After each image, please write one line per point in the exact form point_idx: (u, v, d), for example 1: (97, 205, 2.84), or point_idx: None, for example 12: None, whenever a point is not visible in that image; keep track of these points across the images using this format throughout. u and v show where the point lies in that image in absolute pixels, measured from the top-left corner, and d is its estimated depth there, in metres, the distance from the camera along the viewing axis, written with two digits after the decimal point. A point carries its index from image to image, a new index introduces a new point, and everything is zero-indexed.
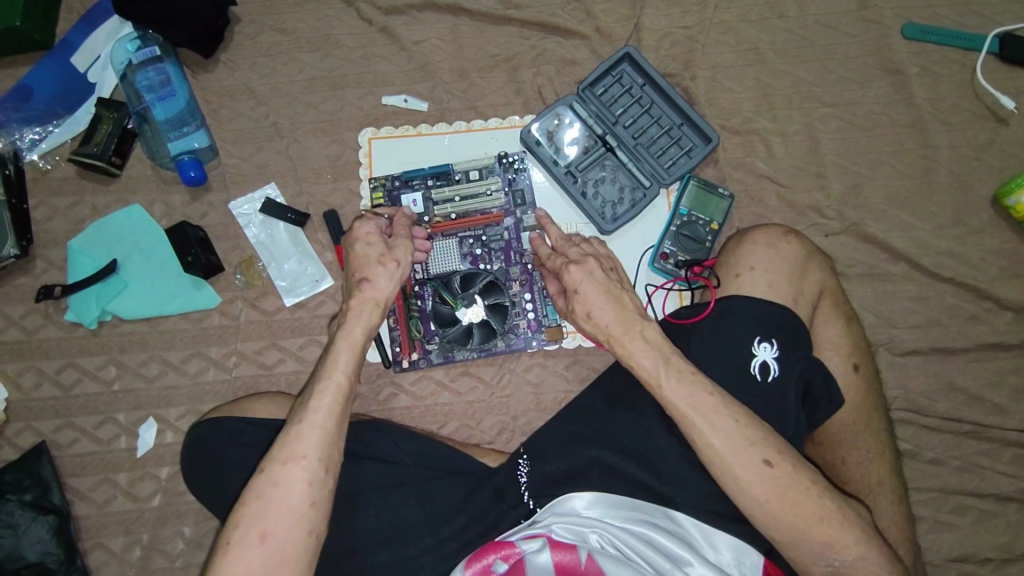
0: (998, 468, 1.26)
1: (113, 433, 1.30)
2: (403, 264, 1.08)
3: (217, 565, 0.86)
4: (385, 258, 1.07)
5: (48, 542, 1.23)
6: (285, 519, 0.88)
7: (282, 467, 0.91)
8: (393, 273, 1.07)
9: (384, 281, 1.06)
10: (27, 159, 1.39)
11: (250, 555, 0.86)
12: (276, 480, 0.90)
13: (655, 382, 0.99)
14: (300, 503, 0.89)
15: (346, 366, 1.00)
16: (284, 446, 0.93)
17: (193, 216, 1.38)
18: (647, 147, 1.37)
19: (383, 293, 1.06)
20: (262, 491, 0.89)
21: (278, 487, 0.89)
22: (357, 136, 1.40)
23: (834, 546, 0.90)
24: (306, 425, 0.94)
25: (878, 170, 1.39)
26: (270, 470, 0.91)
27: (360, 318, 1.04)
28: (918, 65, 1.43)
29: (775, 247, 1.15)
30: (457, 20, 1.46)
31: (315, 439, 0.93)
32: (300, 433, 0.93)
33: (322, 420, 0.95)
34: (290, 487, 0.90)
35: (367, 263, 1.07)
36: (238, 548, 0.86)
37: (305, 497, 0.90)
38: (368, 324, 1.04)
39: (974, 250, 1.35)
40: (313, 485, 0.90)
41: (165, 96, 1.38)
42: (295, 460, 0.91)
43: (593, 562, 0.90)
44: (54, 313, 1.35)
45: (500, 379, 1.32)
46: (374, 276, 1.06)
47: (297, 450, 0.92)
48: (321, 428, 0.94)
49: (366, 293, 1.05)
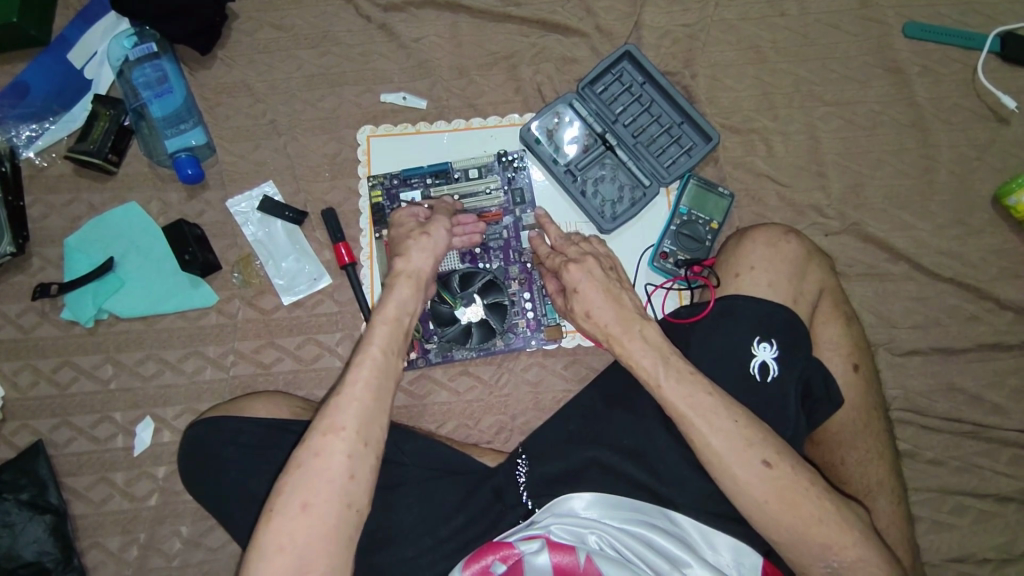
0: (997, 468, 1.25)
1: (109, 432, 1.30)
2: (436, 239, 1.10)
3: (260, 534, 0.85)
4: (417, 233, 1.09)
5: (45, 541, 1.22)
6: (325, 490, 0.87)
7: (322, 439, 0.90)
8: (423, 247, 1.08)
9: (416, 255, 1.07)
10: (23, 157, 1.39)
11: (292, 525, 0.85)
12: (317, 451, 0.89)
13: (654, 382, 0.99)
14: (339, 475, 0.88)
15: (384, 339, 0.98)
16: (324, 418, 0.92)
17: (190, 214, 1.37)
18: (647, 146, 1.36)
19: (416, 267, 1.06)
20: (303, 461, 0.89)
21: (318, 459, 0.89)
22: (356, 134, 1.39)
23: (833, 547, 0.90)
24: (346, 396, 0.93)
25: (878, 169, 1.39)
26: (310, 441, 0.90)
27: (395, 292, 1.03)
28: (919, 64, 1.42)
29: (776, 246, 1.14)
30: (456, 17, 1.45)
31: (354, 411, 0.92)
32: (339, 405, 0.92)
33: (361, 392, 0.93)
34: (329, 458, 0.89)
35: (399, 240, 1.09)
36: (280, 516, 0.86)
37: (344, 470, 0.89)
38: (405, 298, 1.03)
39: (974, 250, 1.35)
40: (352, 457, 0.90)
41: (162, 93, 1.37)
42: (334, 432, 0.90)
43: (592, 564, 0.90)
44: (50, 311, 1.34)
45: (499, 378, 1.32)
46: (407, 250, 1.07)
47: (336, 422, 0.91)
48: (360, 401, 0.93)
49: (399, 267, 1.06)
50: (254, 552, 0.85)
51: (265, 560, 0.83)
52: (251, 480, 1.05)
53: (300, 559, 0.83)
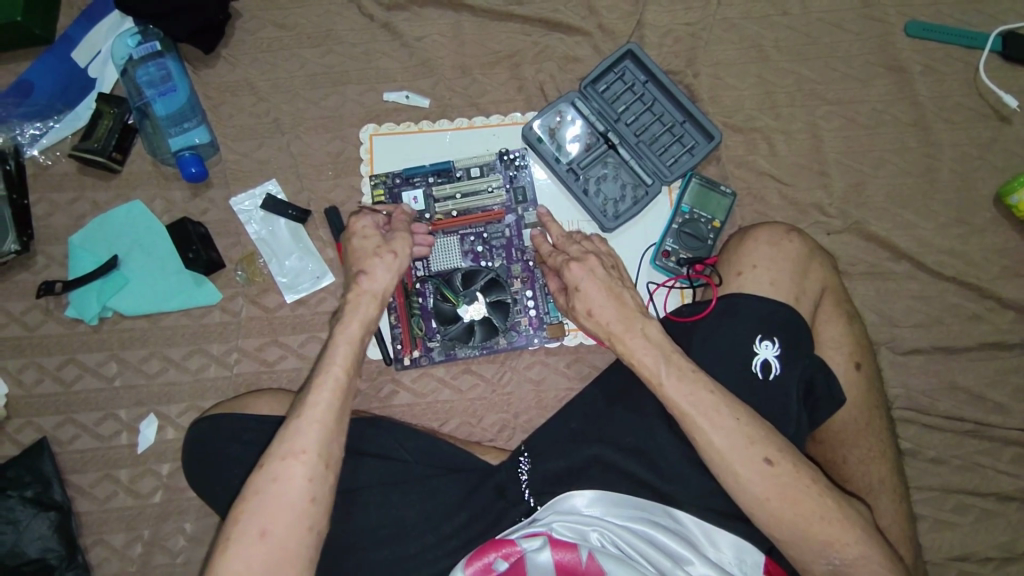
0: (998, 466, 1.26)
1: (114, 429, 1.30)
2: (403, 258, 1.08)
3: (218, 561, 0.86)
4: (383, 250, 1.07)
5: (49, 538, 1.23)
6: (285, 514, 0.88)
7: (281, 463, 0.91)
8: (392, 266, 1.07)
9: (381, 274, 1.06)
10: (27, 155, 1.39)
11: (251, 551, 0.86)
12: (276, 475, 0.90)
13: (656, 380, 0.99)
14: (299, 499, 0.89)
15: (344, 360, 0.99)
16: (283, 442, 0.92)
17: (194, 212, 1.38)
18: (649, 144, 1.36)
19: (381, 287, 1.06)
20: (262, 486, 0.89)
21: (277, 483, 0.89)
22: (359, 133, 1.40)
23: (834, 545, 0.90)
24: (305, 420, 0.94)
25: (881, 168, 1.39)
26: (268, 466, 0.91)
27: (358, 311, 1.03)
28: (922, 63, 1.42)
29: (778, 245, 1.15)
30: (459, 16, 1.45)
31: (313, 434, 0.93)
32: (298, 429, 0.93)
33: (320, 415, 0.94)
34: (289, 482, 0.89)
35: (363, 255, 1.07)
36: (239, 543, 0.86)
37: (304, 492, 0.90)
38: (364, 317, 1.03)
39: (976, 249, 1.35)
40: (312, 480, 0.90)
41: (166, 92, 1.37)
42: (294, 456, 0.91)
43: (594, 561, 0.90)
44: (55, 309, 1.35)
45: (501, 376, 1.32)
46: (371, 268, 1.06)
47: (296, 446, 0.92)
48: (319, 424, 0.94)
49: (363, 286, 1.05)
50: None
51: None
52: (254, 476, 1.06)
53: None
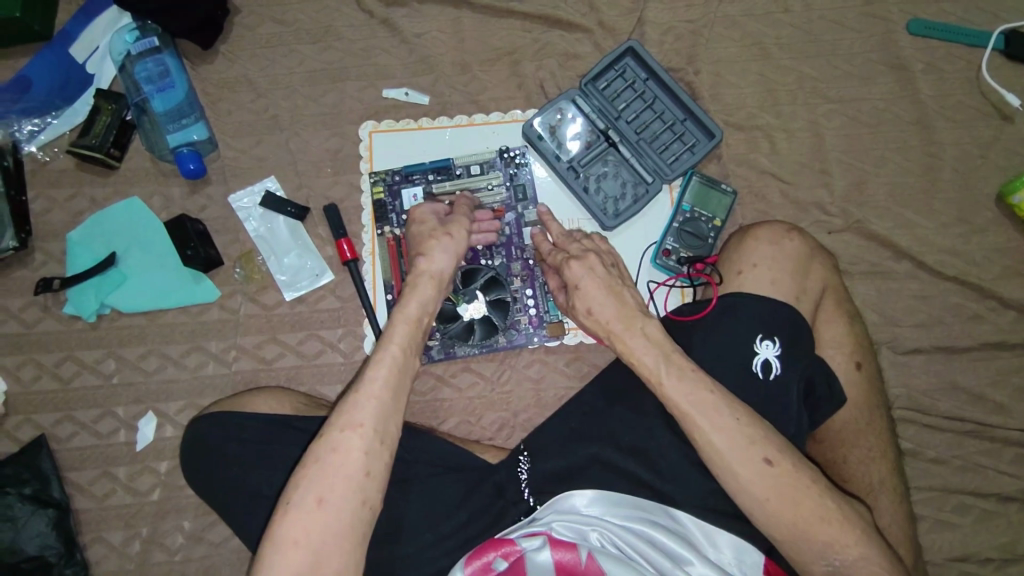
0: (998, 467, 1.26)
1: (112, 427, 1.30)
2: (459, 242, 1.11)
3: (274, 527, 0.86)
4: (440, 233, 1.10)
5: (48, 535, 1.23)
6: (341, 485, 0.88)
7: (340, 435, 0.90)
8: (448, 249, 1.09)
9: (438, 255, 1.08)
10: (25, 151, 1.38)
11: (307, 519, 0.85)
12: (335, 447, 0.90)
13: (656, 379, 0.99)
14: (356, 472, 0.89)
15: (403, 338, 0.99)
16: (342, 415, 0.92)
17: (192, 209, 1.37)
18: (650, 142, 1.36)
19: (439, 268, 1.07)
20: (321, 456, 0.89)
21: (336, 454, 0.89)
22: (358, 130, 1.39)
23: (834, 546, 0.90)
24: (364, 393, 0.94)
25: (883, 167, 1.38)
26: (328, 437, 0.91)
27: (417, 292, 1.04)
28: (924, 61, 1.42)
29: (779, 244, 1.14)
30: (458, 12, 1.44)
31: (372, 408, 0.93)
32: (358, 402, 0.93)
33: (380, 390, 0.94)
34: (347, 454, 0.89)
35: (421, 238, 1.10)
36: (296, 510, 0.86)
37: (360, 466, 0.89)
38: (424, 298, 1.05)
39: (978, 249, 1.35)
40: (369, 454, 0.90)
41: (164, 88, 1.36)
42: (353, 428, 0.91)
43: (594, 561, 0.90)
44: (53, 306, 1.34)
45: (501, 375, 1.32)
46: (429, 250, 1.08)
47: (355, 419, 0.91)
48: (378, 399, 0.93)
49: (422, 267, 1.07)
50: (268, 546, 0.85)
51: (281, 554, 0.83)
52: (253, 475, 1.05)
53: (315, 554, 0.84)
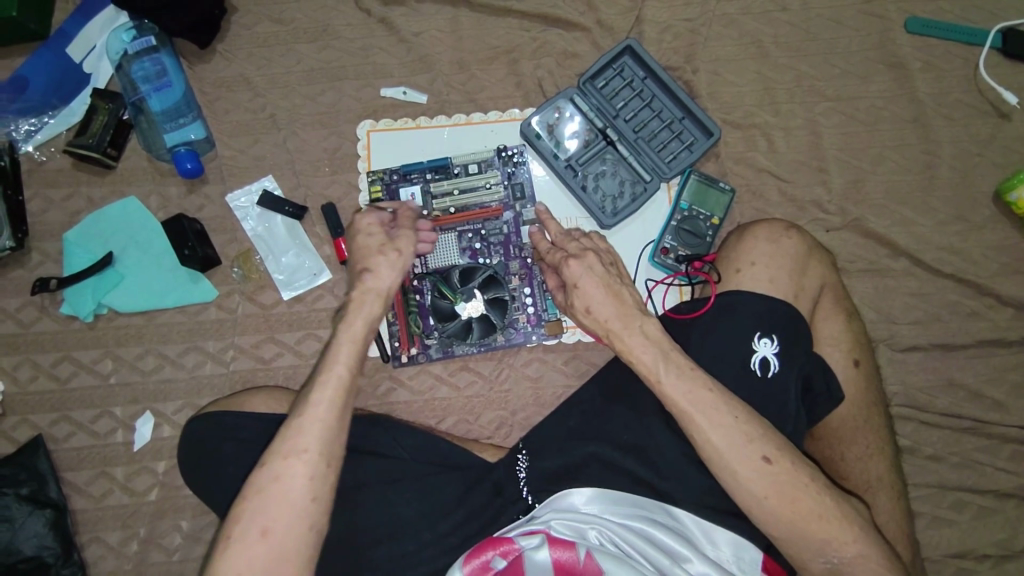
0: (996, 464, 1.26)
1: (110, 427, 1.30)
2: (407, 256, 1.09)
3: (218, 559, 0.85)
4: (387, 251, 1.08)
5: (44, 536, 1.22)
6: (285, 513, 0.87)
7: (283, 462, 0.90)
8: (395, 265, 1.08)
9: (384, 271, 1.07)
10: (22, 151, 1.38)
11: (250, 550, 0.85)
12: (278, 474, 0.89)
13: (654, 377, 0.99)
14: (300, 498, 0.89)
15: (348, 359, 0.99)
16: (284, 441, 0.92)
17: (190, 208, 1.37)
18: (648, 141, 1.36)
19: (385, 286, 1.06)
20: (264, 485, 0.89)
21: (279, 482, 0.89)
22: (356, 128, 1.39)
23: (832, 544, 0.90)
24: (307, 418, 0.93)
25: (880, 165, 1.38)
26: (270, 465, 0.90)
27: (362, 310, 1.04)
28: (921, 59, 1.42)
29: (777, 242, 1.14)
30: (457, 11, 1.44)
31: (315, 432, 0.92)
32: (301, 427, 0.93)
33: (323, 413, 0.94)
34: (290, 481, 0.89)
35: (368, 253, 1.08)
36: (240, 541, 0.86)
37: (305, 492, 0.89)
38: (369, 315, 1.04)
39: (975, 246, 1.35)
40: (314, 479, 0.90)
41: (162, 87, 1.36)
42: (296, 455, 0.91)
43: (592, 559, 0.90)
44: (49, 306, 1.34)
45: (499, 374, 1.32)
46: (375, 268, 1.07)
47: (299, 445, 0.91)
48: (322, 423, 0.93)
49: (369, 284, 1.05)
50: None
51: None
52: (251, 475, 1.05)
53: None
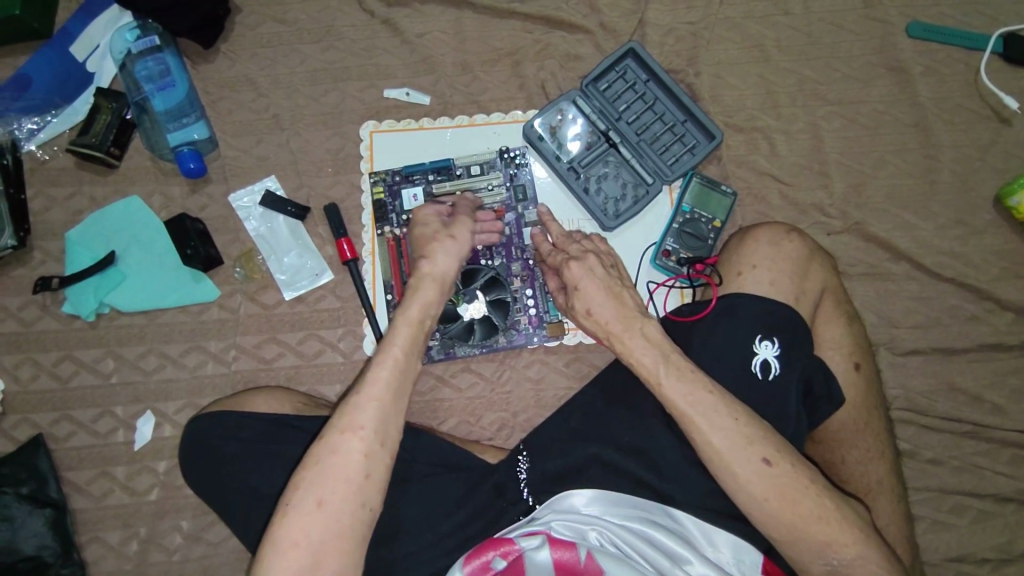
0: (995, 468, 1.26)
1: (111, 426, 1.30)
2: (461, 242, 1.10)
3: (274, 528, 0.86)
4: (443, 236, 1.10)
5: (44, 535, 1.22)
6: (341, 488, 0.88)
7: (340, 437, 0.90)
8: (451, 251, 1.09)
9: (442, 258, 1.08)
10: (25, 150, 1.38)
11: (305, 521, 0.85)
12: (335, 449, 0.90)
13: (655, 380, 0.99)
14: (356, 474, 0.89)
15: (406, 341, 0.99)
16: (342, 417, 0.92)
17: (192, 208, 1.37)
18: (650, 143, 1.36)
19: (442, 271, 1.07)
20: (321, 458, 0.89)
21: (336, 456, 0.89)
22: (359, 129, 1.39)
23: (833, 545, 0.90)
24: (365, 395, 0.94)
25: (881, 169, 1.39)
26: (328, 439, 0.91)
27: (421, 294, 1.04)
28: (922, 64, 1.42)
29: (779, 245, 1.14)
30: (460, 13, 1.44)
31: (372, 410, 0.92)
32: (359, 404, 0.93)
33: (381, 392, 0.94)
34: (347, 457, 0.89)
35: (425, 240, 1.10)
36: (296, 511, 0.86)
37: (361, 469, 0.89)
38: (428, 300, 1.04)
39: (975, 251, 1.35)
40: (370, 457, 0.90)
41: (164, 87, 1.35)
42: (353, 431, 0.91)
43: (593, 560, 0.90)
44: (51, 305, 1.34)
45: (501, 375, 1.32)
46: (432, 253, 1.08)
47: (356, 421, 0.91)
48: (380, 401, 0.93)
49: (425, 270, 1.06)
50: (268, 546, 0.85)
51: (280, 555, 0.84)
52: (253, 474, 1.05)
53: (314, 555, 0.84)
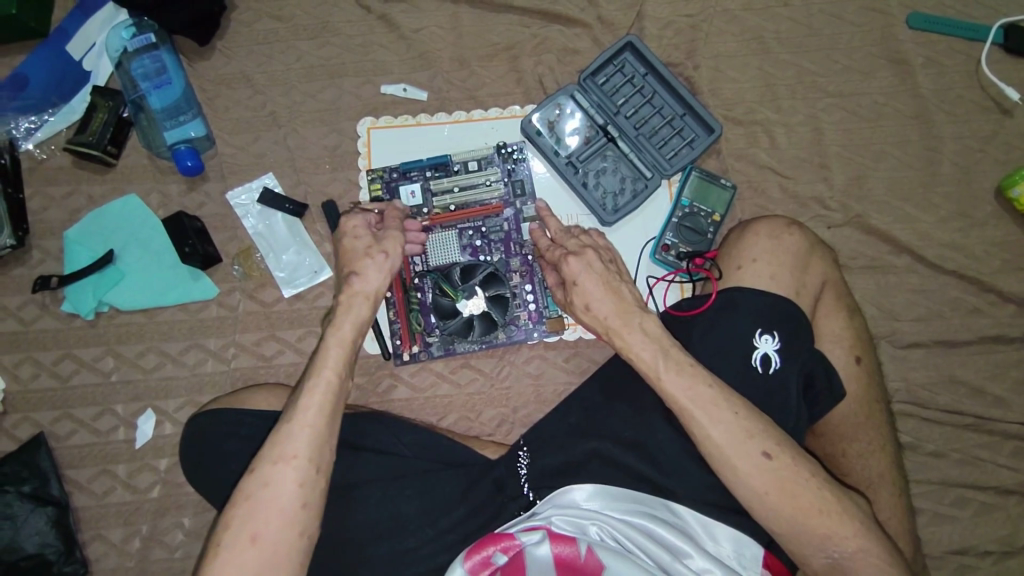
0: (999, 460, 1.26)
1: (111, 424, 1.30)
2: (393, 258, 1.07)
3: (209, 566, 0.86)
4: (374, 251, 1.06)
5: (47, 533, 1.23)
6: (275, 520, 0.88)
7: (272, 468, 0.90)
8: (382, 267, 1.06)
9: (373, 275, 1.05)
10: (22, 149, 1.38)
11: (241, 557, 0.86)
12: (266, 481, 0.89)
13: (654, 374, 0.99)
14: (290, 504, 0.89)
15: (336, 363, 0.99)
16: (273, 447, 0.92)
17: (190, 206, 1.37)
18: (649, 137, 1.35)
19: (374, 288, 1.05)
20: (252, 491, 0.89)
21: (268, 488, 0.89)
22: (356, 126, 1.39)
23: (833, 539, 0.90)
24: (295, 424, 0.93)
25: (882, 161, 1.38)
26: (259, 470, 0.90)
27: (350, 314, 1.03)
28: (923, 55, 1.41)
29: (778, 239, 1.14)
30: (456, 8, 1.43)
31: (303, 438, 0.92)
32: (289, 434, 0.93)
33: (311, 418, 0.94)
34: (279, 487, 0.89)
35: (354, 256, 1.06)
36: (230, 548, 0.86)
37: (295, 497, 0.89)
38: (358, 319, 1.03)
39: (977, 243, 1.35)
40: (304, 484, 0.90)
41: (162, 85, 1.36)
42: (285, 460, 0.91)
43: (593, 555, 0.90)
44: (51, 304, 1.34)
45: (501, 371, 1.32)
46: (361, 269, 1.05)
47: (287, 450, 0.91)
48: (310, 428, 0.93)
49: (356, 287, 1.04)
50: None
51: None
52: None
53: None
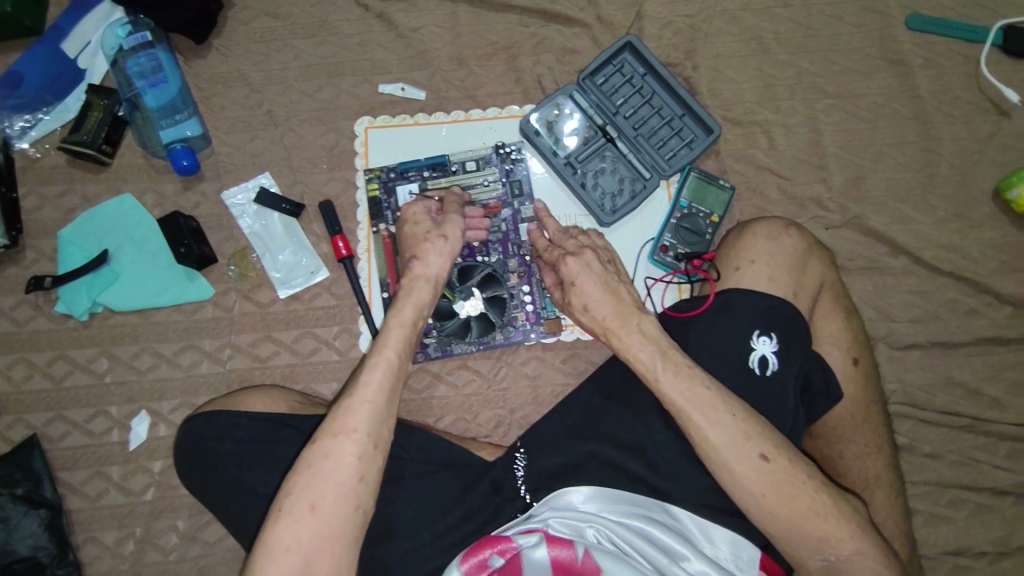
0: (995, 462, 1.25)
1: (105, 426, 1.29)
2: (452, 241, 1.09)
3: (266, 529, 0.85)
4: (433, 234, 1.08)
5: (39, 536, 1.22)
6: (333, 492, 0.87)
7: (333, 441, 0.89)
8: (442, 250, 1.08)
9: (433, 259, 1.07)
10: (17, 148, 1.37)
11: (298, 524, 0.84)
12: (327, 453, 0.89)
13: (652, 376, 0.98)
14: (349, 477, 0.88)
15: (398, 343, 0.98)
16: (335, 420, 0.91)
17: (186, 206, 1.36)
18: (647, 138, 1.35)
19: (433, 271, 1.06)
20: (313, 462, 0.88)
21: (328, 460, 0.88)
22: (353, 125, 1.38)
23: (830, 542, 0.89)
24: (357, 399, 0.93)
25: (880, 162, 1.38)
26: (320, 443, 0.90)
27: (413, 296, 1.04)
28: (922, 57, 1.41)
29: (776, 240, 1.13)
30: (455, 7, 1.43)
31: (364, 414, 0.92)
32: (351, 408, 0.92)
33: (373, 395, 0.93)
34: (339, 459, 0.88)
35: (417, 240, 1.08)
36: (288, 515, 0.85)
37: (353, 472, 0.88)
38: (419, 302, 1.04)
39: (974, 244, 1.34)
40: (362, 459, 0.89)
41: (157, 83, 1.34)
42: (346, 434, 0.90)
43: (590, 558, 0.89)
44: (44, 304, 1.33)
45: (497, 372, 1.31)
46: (423, 253, 1.07)
47: (349, 424, 0.90)
48: (371, 404, 0.92)
49: (417, 270, 1.06)
50: (260, 549, 0.84)
51: (271, 560, 0.82)
52: (249, 474, 1.04)
53: (306, 558, 0.83)
